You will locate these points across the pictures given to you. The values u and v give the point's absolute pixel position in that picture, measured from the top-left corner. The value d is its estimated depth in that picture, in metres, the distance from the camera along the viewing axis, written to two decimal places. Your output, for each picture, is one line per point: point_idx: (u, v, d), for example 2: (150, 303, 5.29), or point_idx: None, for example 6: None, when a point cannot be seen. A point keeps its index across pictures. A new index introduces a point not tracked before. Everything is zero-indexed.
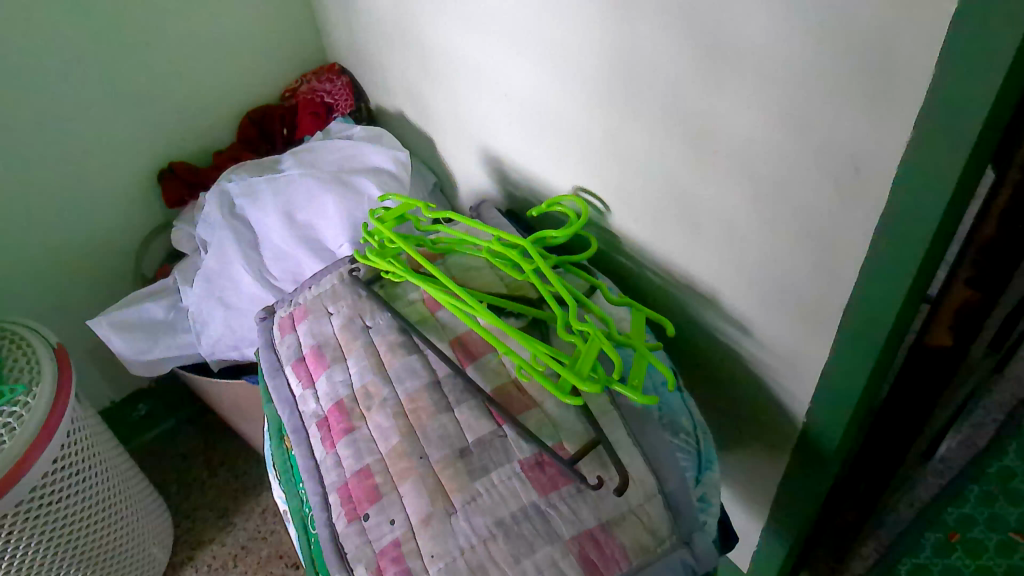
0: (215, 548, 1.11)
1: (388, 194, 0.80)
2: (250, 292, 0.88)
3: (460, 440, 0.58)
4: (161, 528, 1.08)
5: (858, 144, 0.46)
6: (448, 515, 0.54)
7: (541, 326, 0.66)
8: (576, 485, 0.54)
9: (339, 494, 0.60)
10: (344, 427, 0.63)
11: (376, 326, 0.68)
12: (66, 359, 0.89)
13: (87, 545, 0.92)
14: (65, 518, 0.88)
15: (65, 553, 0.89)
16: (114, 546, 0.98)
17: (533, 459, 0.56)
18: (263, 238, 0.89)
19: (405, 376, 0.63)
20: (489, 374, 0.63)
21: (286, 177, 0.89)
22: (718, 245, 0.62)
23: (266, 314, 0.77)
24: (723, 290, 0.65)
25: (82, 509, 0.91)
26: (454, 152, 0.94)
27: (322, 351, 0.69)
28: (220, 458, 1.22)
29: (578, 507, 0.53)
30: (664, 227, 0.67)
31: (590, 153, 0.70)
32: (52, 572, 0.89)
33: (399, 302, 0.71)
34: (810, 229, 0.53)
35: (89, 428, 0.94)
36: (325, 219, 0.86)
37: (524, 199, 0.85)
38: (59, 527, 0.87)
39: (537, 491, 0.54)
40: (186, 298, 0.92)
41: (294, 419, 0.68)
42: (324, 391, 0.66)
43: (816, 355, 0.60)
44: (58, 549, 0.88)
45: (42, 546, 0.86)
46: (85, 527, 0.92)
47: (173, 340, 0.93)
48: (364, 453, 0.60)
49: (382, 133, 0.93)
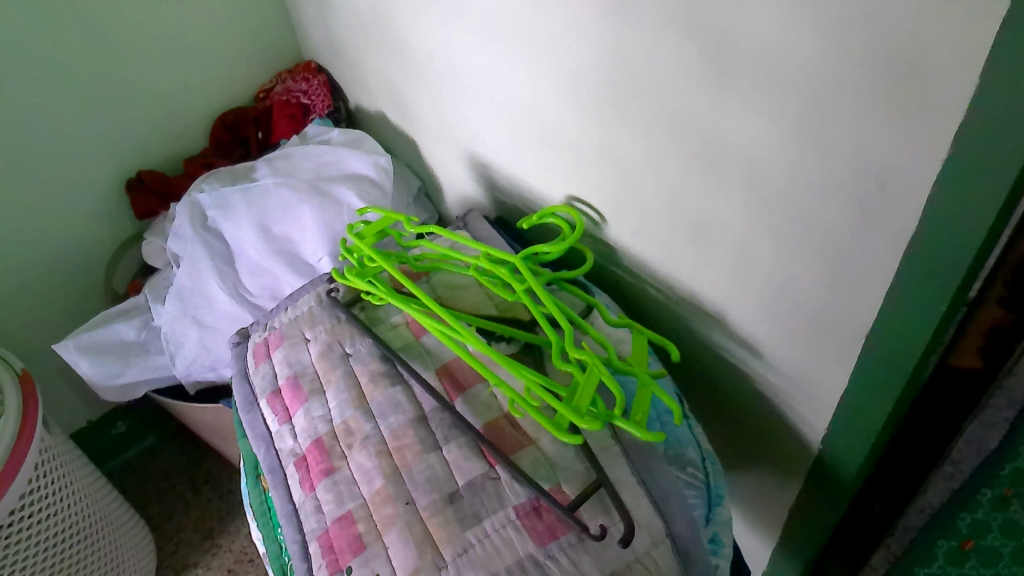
0: (200, 572, 1.06)
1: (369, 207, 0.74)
2: (225, 310, 0.83)
3: (449, 483, 0.54)
4: (143, 555, 1.04)
5: (885, 161, 0.41)
6: (438, 569, 0.50)
7: (536, 352, 0.61)
8: (577, 534, 0.50)
9: (319, 543, 0.55)
10: (323, 468, 0.57)
11: (356, 354, 0.63)
12: (32, 387, 0.83)
13: None
14: (36, 557, 0.83)
15: None
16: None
17: (529, 505, 0.52)
18: (238, 252, 0.84)
19: (388, 411, 0.58)
20: (479, 408, 0.58)
21: (260, 186, 0.84)
22: (727, 261, 0.57)
23: (239, 339, 0.70)
24: (738, 307, 0.59)
25: (55, 545, 0.86)
26: (438, 155, 0.88)
27: (298, 382, 0.63)
28: (204, 476, 1.17)
29: (578, 558, 0.49)
30: (668, 241, 0.62)
31: (584, 161, 0.64)
32: None
33: (381, 326, 0.65)
34: (829, 248, 0.48)
35: (60, 458, 0.88)
36: (303, 231, 0.81)
37: (512, 206, 0.80)
38: (34, 564, 0.83)
39: (534, 541, 0.50)
40: (157, 317, 0.86)
41: (270, 457, 0.62)
42: (301, 427, 0.60)
43: (833, 381, 0.55)
44: None
45: None
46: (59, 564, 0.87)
47: (147, 362, 0.86)
48: (345, 497, 0.55)
49: (362, 137, 0.88)
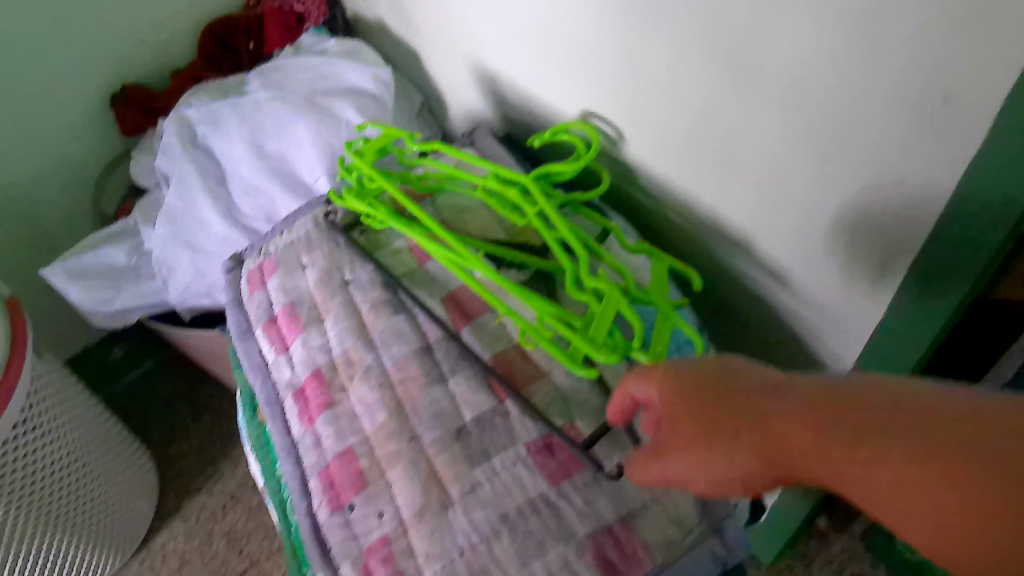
0: (203, 499, 1.07)
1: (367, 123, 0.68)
2: (218, 233, 0.78)
3: (456, 418, 0.51)
4: (144, 480, 1.03)
5: (956, 71, 0.36)
6: (445, 508, 0.47)
7: (548, 280, 0.57)
8: (592, 473, 0.48)
9: (320, 479, 0.52)
10: (323, 401, 0.54)
11: (357, 281, 0.59)
12: (20, 312, 0.80)
13: (60, 509, 0.87)
14: (33, 484, 0.82)
15: (36, 521, 0.84)
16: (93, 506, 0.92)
17: (542, 442, 0.49)
18: (230, 172, 0.79)
19: (391, 341, 0.55)
20: (488, 340, 0.54)
21: (252, 101, 0.78)
22: (759, 182, 0.52)
23: (233, 265, 0.66)
24: (770, 231, 0.55)
25: (52, 472, 0.84)
26: (442, 66, 0.81)
27: (296, 311, 0.59)
28: (205, 401, 1.16)
29: (593, 498, 0.46)
30: (694, 161, 0.56)
31: (603, 70, 0.58)
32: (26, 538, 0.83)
33: (383, 252, 0.61)
34: (877, 170, 0.43)
35: (54, 385, 0.86)
36: (298, 149, 0.76)
37: (522, 121, 0.74)
38: (30, 491, 0.82)
39: (546, 480, 0.47)
40: (148, 241, 0.82)
41: (267, 389, 0.58)
42: (299, 358, 0.57)
43: (869, 313, 0.51)
44: (32, 516, 0.83)
45: (11, 516, 0.80)
46: (57, 491, 0.86)
47: (139, 289, 0.82)
48: (347, 432, 0.52)
49: (359, 48, 0.80)
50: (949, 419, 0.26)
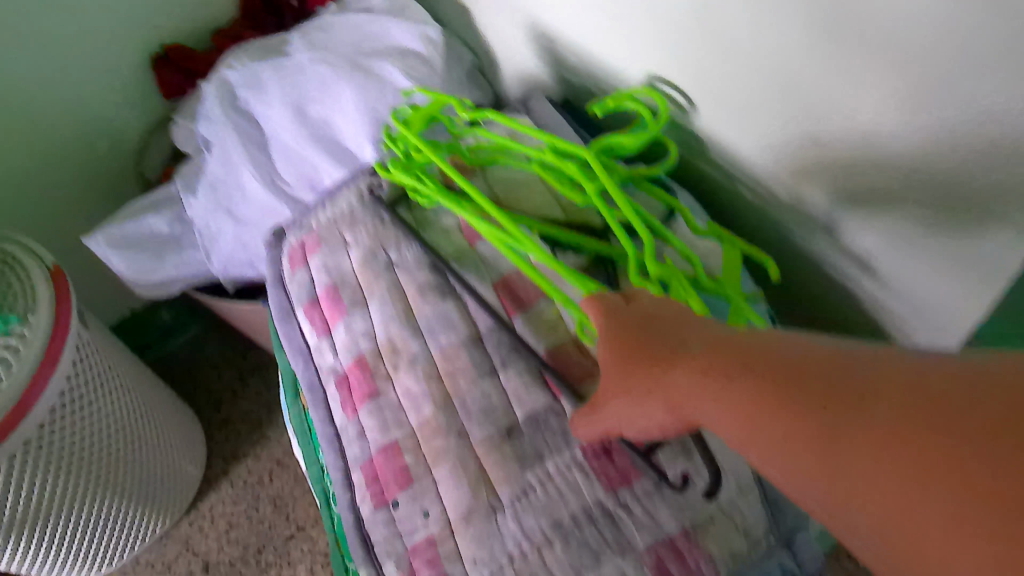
0: (251, 463, 1.07)
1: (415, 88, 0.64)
2: (260, 201, 0.76)
3: (507, 415, 0.47)
4: (193, 443, 1.04)
5: None
6: (494, 511, 0.44)
7: (610, 265, 0.53)
8: (653, 480, 0.44)
9: (363, 473, 0.50)
10: (366, 391, 0.51)
11: (403, 262, 0.55)
12: (64, 279, 0.79)
13: (111, 474, 0.87)
14: (83, 449, 0.82)
15: (88, 486, 0.84)
16: (144, 469, 0.92)
17: (599, 444, 0.45)
18: (273, 137, 0.76)
19: (438, 328, 0.51)
20: (542, 330, 0.50)
21: (296, 63, 0.75)
22: (849, 167, 0.46)
23: (273, 240, 0.63)
24: (861, 218, 0.49)
25: (101, 437, 0.84)
26: (492, 24, 0.75)
27: (338, 292, 0.56)
28: (252, 365, 1.15)
29: (654, 508, 0.43)
30: (777, 133, 0.49)
31: (674, 30, 0.51)
32: (78, 503, 0.83)
33: (430, 230, 0.57)
34: (996, 159, 0.37)
35: (100, 351, 0.86)
36: (342, 113, 0.72)
37: (580, 85, 0.68)
38: (80, 459, 0.82)
39: (603, 487, 0.44)
40: (190, 209, 0.79)
41: (309, 374, 0.56)
42: (342, 343, 0.54)
43: (970, 309, 0.46)
44: (84, 481, 0.83)
45: (63, 482, 0.80)
46: (107, 456, 0.86)
47: (182, 258, 0.80)
48: (391, 425, 0.50)
49: (407, 5, 0.76)
50: (813, 380, 0.27)
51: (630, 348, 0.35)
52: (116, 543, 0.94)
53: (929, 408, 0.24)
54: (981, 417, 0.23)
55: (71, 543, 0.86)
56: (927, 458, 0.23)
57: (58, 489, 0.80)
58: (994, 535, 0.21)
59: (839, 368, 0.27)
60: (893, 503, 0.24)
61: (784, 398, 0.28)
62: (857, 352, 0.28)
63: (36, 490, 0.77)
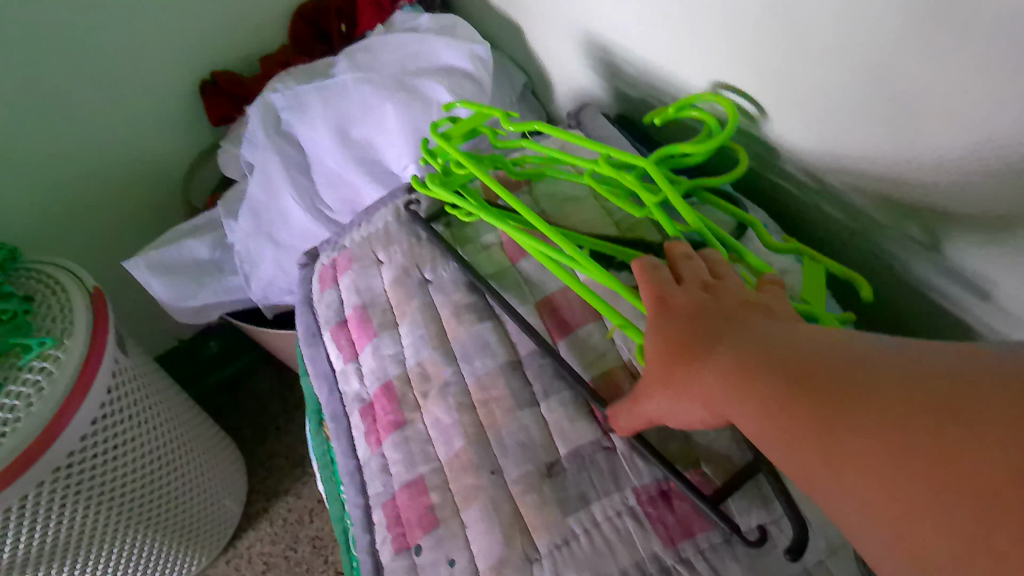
0: (290, 502, 1.02)
1: (455, 99, 0.59)
2: (302, 227, 0.73)
3: (548, 451, 0.41)
4: (234, 478, 0.99)
5: None
6: (529, 564, 0.38)
7: None
8: (721, 533, 0.37)
9: (385, 512, 0.44)
10: (392, 421, 0.46)
11: (438, 281, 0.50)
12: (104, 306, 0.77)
13: (143, 508, 0.83)
14: (114, 481, 0.78)
15: (118, 521, 0.80)
16: (179, 506, 0.88)
17: (655, 488, 0.39)
18: (315, 161, 0.73)
19: (473, 353, 0.46)
20: (590, 355, 0.44)
21: (338, 83, 0.71)
22: (949, 167, 0.39)
23: (306, 260, 0.59)
24: (971, 229, 0.41)
25: (135, 469, 0.80)
26: (546, 40, 0.71)
27: (368, 313, 0.51)
28: (297, 401, 1.11)
29: (722, 566, 0.36)
30: (866, 140, 0.42)
31: (740, 29, 0.45)
32: (108, 538, 0.79)
33: (470, 248, 0.52)
34: None
35: (138, 378, 0.83)
36: (386, 134, 0.69)
37: (638, 99, 0.63)
38: (112, 491, 0.78)
39: (661, 539, 0.37)
40: (232, 236, 0.77)
41: (333, 401, 0.51)
42: (369, 368, 0.49)
43: None
44: (114, 514, 0.79)
45: (92, 515, 0.76)
46: (139, 489, 0.82)
47: (220, 284, 0.78)
48: (417, 460, 0.44)
49: (457, 22, 0.72)
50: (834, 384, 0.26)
51: (648, 341, 0.35)
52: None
53: (938, 410, 0.23)
54: (990, 418, 0.22)
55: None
56: (940, 468, 0.22)
57: (87, 522, 0.76)
58: (999, 532, 0.21)
59: (857, 364, 0.26)
60: (899, 496, 0.24)
61: (795, 400, 0.27)
62: (875, 344, 0.27)
63: (61, 523, 0.73)
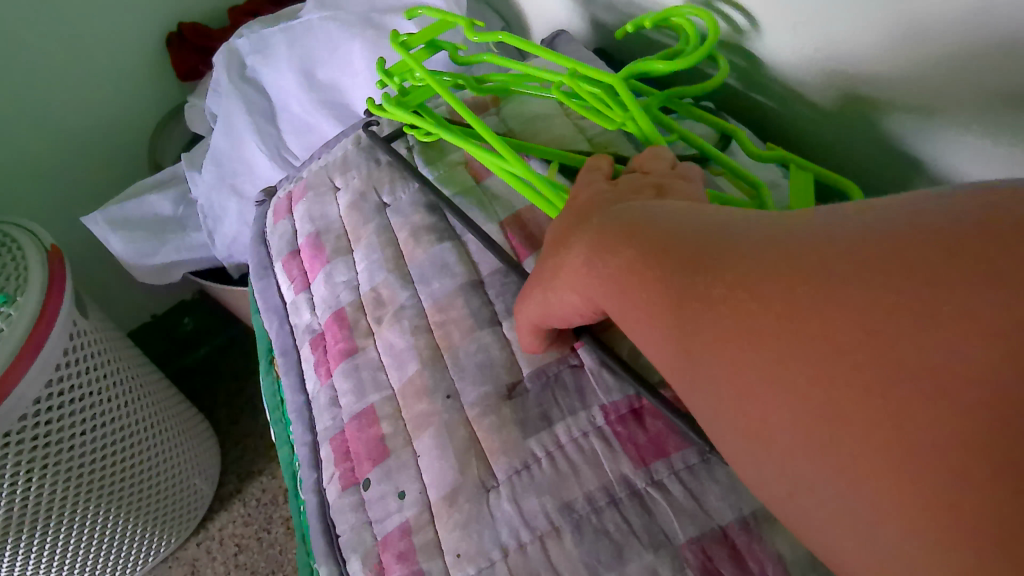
0: (264, 481, 0.95)
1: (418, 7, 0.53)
2: (266, 175, 0.69)
3: (508, 372, 0.37)
4: (207, 457, 0.91)
5: None
6: (486, 491, 0.34)
7: None
8: (698, 453, 0.33)
9: (333, 447, 0.40)
10: (342, 349, 0.42)
11: (396, 204, 0.46)
12: (64, 267, 0.65)
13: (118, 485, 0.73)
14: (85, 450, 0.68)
15: (90, 497, 0.70)
16: (156, 485, 0.79)
17: (626, 407, 0.35)
18: (281, 107, 0.69)
19: (431, 274, 0.42)
20: None
21: (303, 23, 0.67)
22: (955, 64, 0.35)
23: (262, 197, 0.55)
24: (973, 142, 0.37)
25: (108, 437, 0.70)
26: None
27: (321, 241, 0.47)
28: None
29: (699, 487, 0.32)
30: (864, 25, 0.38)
31: None
32: (78, 516, 0.69)
33: (432, 172, 0.48)
34: None
35: (102, 336, 0.72)
36: (352, 74, 0.65)
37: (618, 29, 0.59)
38: (88, 462, 0.69)
39: (631, 460, 0.33)
40: (195, 188, 0.73)
41: (284, 336, 0.47)
42: (321, 297, 0.45)
43: None
44: (86, 488, 0.69)
45: (60, 487, 0.66)
46: (115, 461, 0.72)
47: (183, 240, 0.74)
48: (368, 388, 0.40)
49: None
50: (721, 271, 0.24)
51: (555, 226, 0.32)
52: (119, 568, 0.80)
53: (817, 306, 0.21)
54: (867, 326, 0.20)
55: (74, 566, 0.73)
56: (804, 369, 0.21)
57: (54, 495, 0.66)
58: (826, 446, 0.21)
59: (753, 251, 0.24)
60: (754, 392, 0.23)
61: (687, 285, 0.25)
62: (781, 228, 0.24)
63: (26, 494, 0.63)
